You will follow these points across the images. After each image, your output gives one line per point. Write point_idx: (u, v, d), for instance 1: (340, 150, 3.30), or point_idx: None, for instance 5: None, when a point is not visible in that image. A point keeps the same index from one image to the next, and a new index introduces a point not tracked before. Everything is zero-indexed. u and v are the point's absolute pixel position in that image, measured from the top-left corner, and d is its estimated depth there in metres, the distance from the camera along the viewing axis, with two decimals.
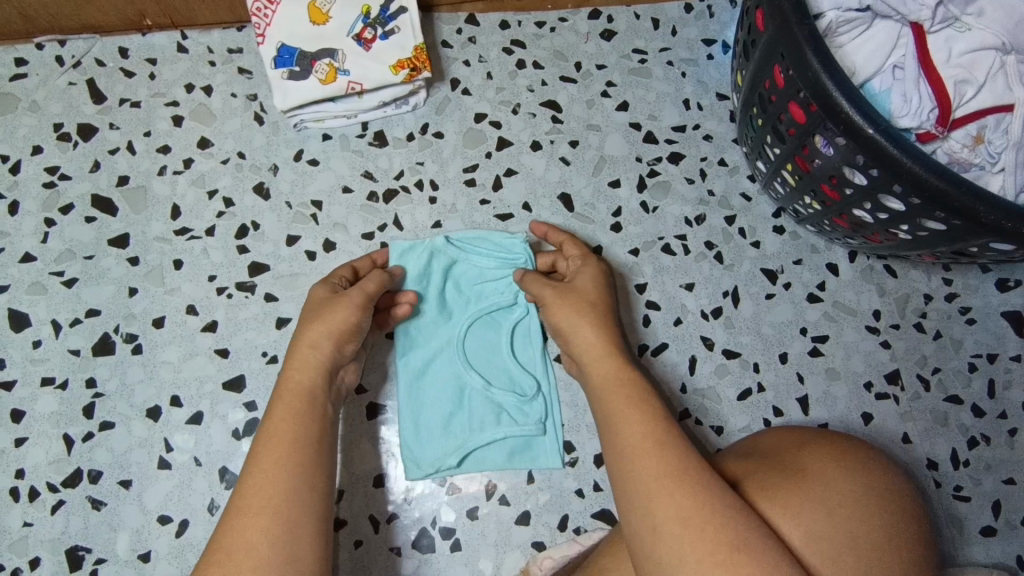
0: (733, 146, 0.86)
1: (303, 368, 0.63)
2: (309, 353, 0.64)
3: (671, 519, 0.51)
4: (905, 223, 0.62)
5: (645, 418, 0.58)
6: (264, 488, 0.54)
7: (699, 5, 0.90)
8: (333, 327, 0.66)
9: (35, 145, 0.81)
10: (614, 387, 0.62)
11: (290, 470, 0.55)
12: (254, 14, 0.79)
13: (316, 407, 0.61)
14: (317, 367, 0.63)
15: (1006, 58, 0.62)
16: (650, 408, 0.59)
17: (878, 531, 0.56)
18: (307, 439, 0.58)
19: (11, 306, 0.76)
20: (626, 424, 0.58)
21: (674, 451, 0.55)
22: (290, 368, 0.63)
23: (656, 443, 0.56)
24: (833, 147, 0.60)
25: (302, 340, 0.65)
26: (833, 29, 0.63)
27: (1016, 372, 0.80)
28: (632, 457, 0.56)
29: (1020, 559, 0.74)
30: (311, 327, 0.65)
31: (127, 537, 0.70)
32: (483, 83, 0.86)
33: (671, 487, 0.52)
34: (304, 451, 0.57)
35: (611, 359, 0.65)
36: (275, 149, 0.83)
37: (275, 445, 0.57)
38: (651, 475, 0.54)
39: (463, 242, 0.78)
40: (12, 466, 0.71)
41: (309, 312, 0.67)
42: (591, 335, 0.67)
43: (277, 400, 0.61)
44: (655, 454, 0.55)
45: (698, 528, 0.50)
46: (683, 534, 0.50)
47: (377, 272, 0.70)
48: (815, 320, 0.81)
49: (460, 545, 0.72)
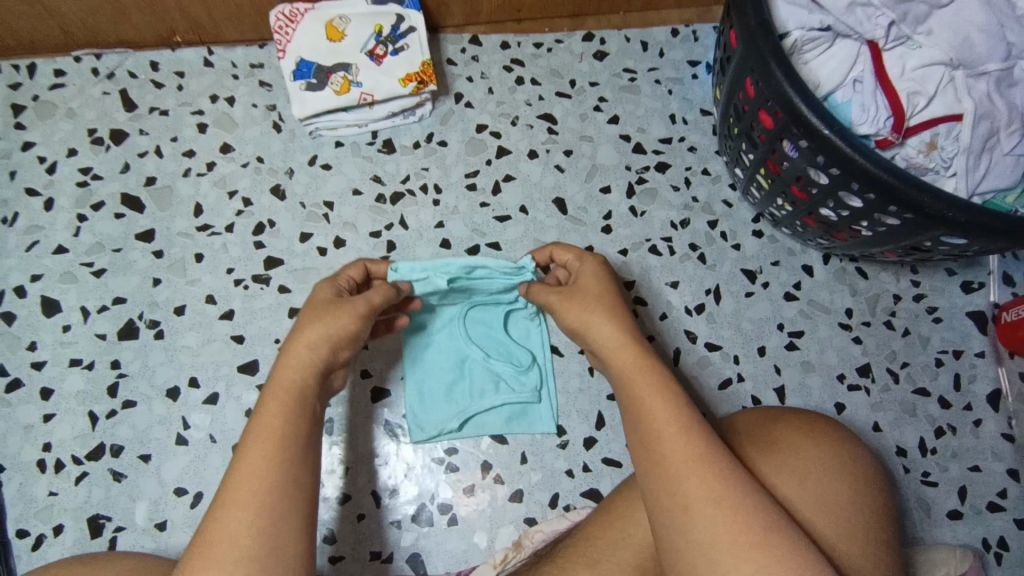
0: (716, 156, 0.93)
1: (297, 365, 0.59)
2: (305, 352, 0.60)
3: (704, 503, 0.53)
4: (865, 220, 0.68)
5: (670, 405, 0.57)
6: (253, 487, 0.51)
7: (685, 30, 0.98)
8: (332, 330, 0.62)
9: (70, 147, 0.88)
10: (636, 374, 0.60)
11: (285, 469, 0.52)
12: (276, 31, 0.86)
13: (304, 408, 0.57)
14: (310, 367, 0.59)
15: (955, 73, 0.67)
16: (673, 393, 0.59)
17: (847, 493, 0.60)
18: (301, 437, 0.55)
19: (43, 293, 0.82)
20: (651, 411, 0.58)
21: (698, 436, 0.56)
22: (281, 366, 0.59)
23: (683, 428, 0.56)
24: (798, 150, 0.67)
25: (298, 336, 0.61)
26: (799, 47, 0.69)
27: (979, 368, 0.86)
28: (660, 446, 0.56)
29: (984, 541, 0.79)
30: (310, 324, 0.61)
31: (145, 507, 0.75)
32: (485, 97, 0.93)
33: (701, 472, 0.54)
34: (297, 453, 0.54)
35: (635, 348, 0.62)
36: (291, 154, 0.89)
37: (268, 442, 0.53)
38: (680, 463, 0.54)
39: (465, 274, 0.76)
40: (40, 439, 0.77)
41: (309, 312, 0.63)
42: (610, 328, 0.64)
43: (266, 395, 0.56)
44: (685, 440, 0.55)
45: (725, 514, 0.52)
46: (716, 516, 0.52)
47: (383, 285, 0.68)
48: (791, 317, 0.86)
49: (457, 519, 0.77)
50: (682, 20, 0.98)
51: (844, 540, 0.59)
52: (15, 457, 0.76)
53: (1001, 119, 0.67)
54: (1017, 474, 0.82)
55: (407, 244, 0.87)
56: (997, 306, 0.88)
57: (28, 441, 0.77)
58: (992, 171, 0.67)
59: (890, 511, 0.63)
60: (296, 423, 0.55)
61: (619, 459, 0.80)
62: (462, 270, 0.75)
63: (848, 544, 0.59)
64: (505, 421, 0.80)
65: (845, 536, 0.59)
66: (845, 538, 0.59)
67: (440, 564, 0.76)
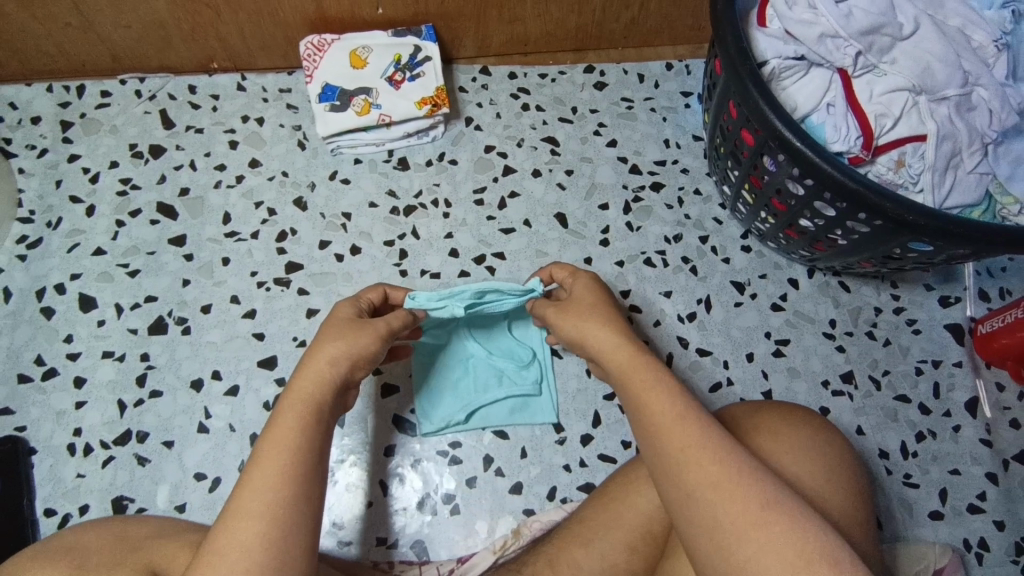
0: (707, 178, 1.00)
1: (316, 378, 0.60)
2: (326, 367, 0.61)
3: (702, 487, 0.52)
4: (838, 228, 0.75)
5: (665, 397, 0.58)
6: (263, 495, 0.51)
7: (678, 64, 1.06)
8: (350, 346, 0.63)
9: (112, 160, 0.96)
10: (636, 370, 0.61)
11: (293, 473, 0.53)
12: (305, 59, 0.95)
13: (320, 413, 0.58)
14: (328, 381, 0.60)
15: (918, 98, 0.74)
16: (674, 386, 0.59)
17: (824, 468, 0.64)
18: (314, 444, 0.55)
19: (81, 291, 0.89)
20: (651, 400, 0.58)
21: (700, 422, 0.56)
22: (300, 377, 0.60)
23: (679, 416, 0.56)
24: (777, 164, 0.74)
25: (318, 350, 0.62)
26: (777, 74, 0.76)
27: (957, 377, 0.90)
28: (663, 432, 0.56)
29: (965, 541, 0.83)
30: (333, 341, 0.63)
31: (166, 489, 0.81)
32: (493, 121, 1.01)
33: (698, 454, 0.54)
34: (309, 466, 0.54)
35: (635, 350, 0.63)
36: (314, 169, 0.96)
37: (279, 447, 0.54)
38: (684, 447, 0.54)
39: (478, 299, 0.77)
40: (71, 425, 0.83)
41: (331, 329, 0.65)
42: (611, 333, 0.65)
43: (285, 406, 0.57)
44: (688, 425, 0.56)
45: (730, 492, 0.52)
46: (715, 499, 0.52)
47: (401, 312, 0.71)
48: (778, 326, 0.92)
49: (459, 509, 0.82)
50: (676, 55, 1.07)
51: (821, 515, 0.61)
52: (48, 440, 0.82)
53: (963, 139, 0.73)
54: (995, 478, 0.86)
55: (418, 253, 0.93)
56: (973, 320, 0.93)
57: (60, 426, 0.83)
58: (957, 186, 0.74)
59: (863, 503, 0.65)
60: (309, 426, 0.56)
61: (614, 456, 0.84)
62: (475, 293, 0.77)
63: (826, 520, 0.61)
64: (507, 414, 0.85)
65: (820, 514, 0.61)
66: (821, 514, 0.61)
67: (443, 551, 0.80)
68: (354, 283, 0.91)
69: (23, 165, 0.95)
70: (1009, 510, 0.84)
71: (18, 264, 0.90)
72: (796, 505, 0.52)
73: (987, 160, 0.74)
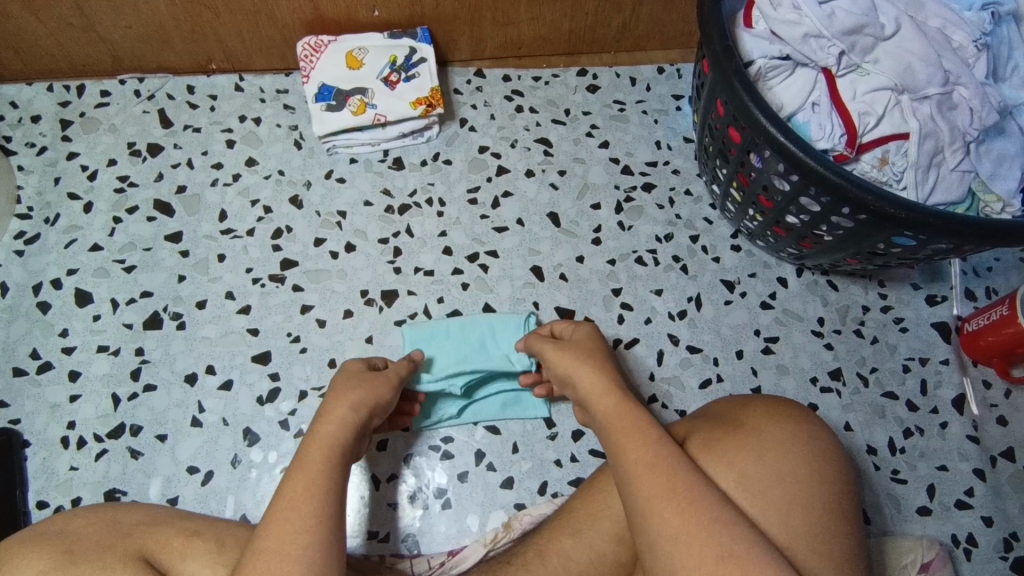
0: (698, 179, 1.01)
1: (337, 424, 0.65)
2: (345, 412, 0.66)
3: (664, 539, 0.55)
4: (823, 224, 0.76)
5: (638, 445, 0.60)
6: (289, 533, 0.54)
7: (670, 68, 1.08)
8: (365, 391, 0.69)
9: (110, 158, 0.97)
10: (618, 415, 0.64)
11: (317, 499, 0.57)
12: (302, 60, 0.97)
13: (339, 448, 0.62)
14: (347, 425, 0.65)
15: (901, 97, 0.76)
16: (654, 430, 0.62)
17: (806, 468, 0.64)
18: (337, 480, 0.59)
19: (78, 286, 0.90)
20: (629, 446, 0.61)
21: (672, 468, 0.58)
22: (322, 423, 0.64)
23: (649, 465, 0.59)
24: (763, 161, 0.75)
25: (338, 398, 0.67)
26: (763, 74, 0.78)
27: (944, 374, 0.91)
28: (636, 479, 0.58)
29: (953, 537, 0.83)
30: (350, 390, 0.68)
31: (159, 482, 0.81)
32: (487, 122, 1.02)
33: (663, 506, 0.56)
34: (331, 501, 0.57)
35: (620, 396, 0.66)
36: (309, 168, 0.98)
37: (302, 494, 0.57)
38: (653, 495, 0.57)
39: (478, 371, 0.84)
40: (66, 418, 0.84)
41: (345, 380, 0.70)
42: (598, 379, 0.69)
43: (307, 451, 0.61)
44: (660, 473, 0.58)
45: (691, 543, 0.54)
46: (675, 551, 0.54)
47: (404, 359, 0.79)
48: (767, 324, 0.93)
49: (451, 503, 0.82)
50: (667, 59, 1.08)
51: (798, 518, 0.62)
52: (41, 433, 0.83)
53: (944, 138, 0.75)
54: (983, 474, 0.86)
55: (412, 251, 0.94)
56: (960, 319, 0.94)
57: (54, 419, 0.84)
58: (940, 184, 0.75)
59: (850, 498, 0.66)
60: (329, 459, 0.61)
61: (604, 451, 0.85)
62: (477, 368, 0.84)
63: (803, 525, 0.62)
64: (500, 408, 0.86)
65: (798, 517, 0.62)
66: (799, 518, 0.62)
67: (433, 544, 0.80)
68: (348, 279, 0.92)
69: (22, 163, 0.96)
70: (997, 506, 0.85)
71: (15, 259, 0.91)
72: (756, 552, 0.54)
73: (969, 158, 0.76)
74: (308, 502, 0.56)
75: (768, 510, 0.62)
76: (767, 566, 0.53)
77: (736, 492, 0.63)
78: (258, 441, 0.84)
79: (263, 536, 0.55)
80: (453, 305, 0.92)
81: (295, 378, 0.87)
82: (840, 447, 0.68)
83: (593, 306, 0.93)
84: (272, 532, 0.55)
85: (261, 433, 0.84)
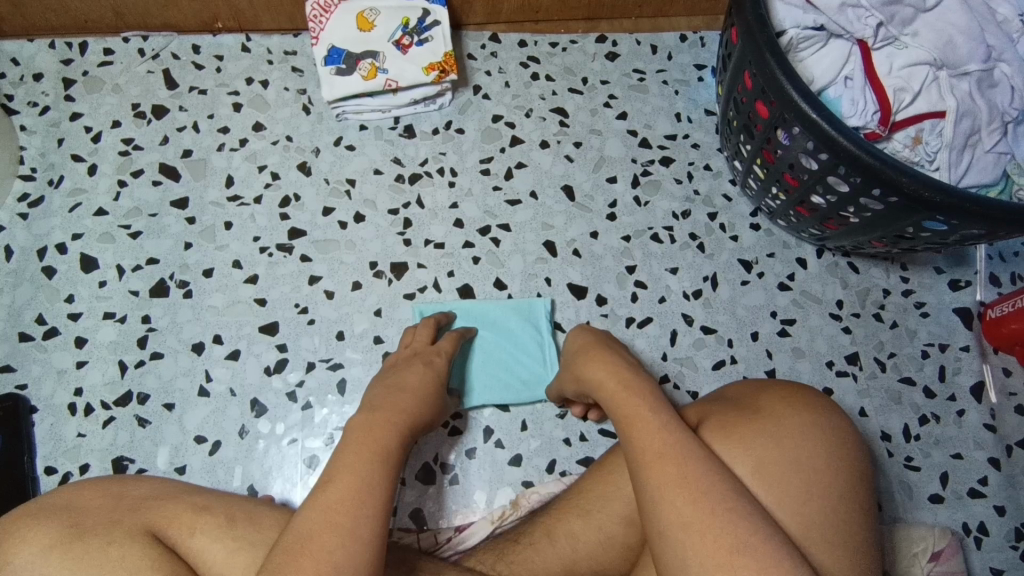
0: (719, 153, 0.98)
1: (410, 405, 0.68)
2: (420, 400, 0.69)
3: (675, 528, 0.54)
4: (851, 205, 0.74)
5: (651, 433, 0.59)
6: (351, 485, 0.55)
7: (693, 36, 1.04)
8: (438, 393, 0.73)
9: (114, 119, 0.94)
10: (623, 401, 0.64)
11: (375, 475, 0.57)
12: (311, 19, 0.93)
13: (408, 438, 0.64)
14: (415, 408, 0.68)
15: (939, 73, 0.72)
16: (662, 417, 0.61)
17: (824, 455, 0.63)
18: (396, 446, 0.61)
19: (83, 251, 0.89)
20: (638, 434, 0.60)
21: (683, 457, 0.57)
22: (403, 400, 0.68)
23: (661, 452, 0.57)
24: (791, 138, 0.72)
25: (418, 387, 0.71)
26: (794, 45, 0.74)
27: (964, 361, 0.89)
28: (646, 467, 0.57)
29: (965, 525, 0.82)
30: (422, 384, 0.72)
31: (167, 452, 0.81)
32: (502, 90, 0.98)
33: (674, 494, 0.55)
34: (382, 463, 0.58)
35: (626, 379, 0.67)
36: (318, 135, 0.95)
37: (365, 453, 0.59)
38: (664, 482, 0.56)
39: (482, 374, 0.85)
40: (73, 385, 0.83)
41: (419, 372, 0.73)
42: (606, 363, 0.70)
43: (374, 417, 0.64)
44: (669, 460, 0.57)
45: (702, 532, 0.52)
46: (684, 538, 0.53)
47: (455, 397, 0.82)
48: (784, 306, 0.91)
49: (457, 479, 0.82)
50: (690, 27, 1.04)
51: (815, 507, 0.61)
52: (48, 399, 0.83)
53: (982, 117, 0.71)
54: (998, 463, 0.85)
55: (423, 222, 0.92)
56: (983, 304, 0.92)
57: (61, 385, 0.83)
58: (974, 166, 0.71)
59: (867, 490, 0.64)
60: (402, 444, 0.62)
61: (613, 430, 0.84)
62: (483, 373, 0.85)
63: (818, 514, 0.61)
64: (502, 389, 0.84)
65: (813, 506, 0.61)
66: (814, 508, 0.61)
67: (439, 520, 0.80)
68: (357, 250, 0.90)
69: (24, 122, 0.93)
70: (1010, 495, 0.84)
71: (19, 222, 0.89)
72: (767, 543, 0.52)
73: (1006, 140, 0.73)
74: (369, 480, 0.56)
75: (782, 498, 0.61)
76: (781, 558, 0.51)
77: (753, 480, 0.62)
78: (266, 412, 0.83)
79: (327, 487, 0.55)
80: (464, 280, 0.90)
81: (303, 349, 0.86)
82: (860, 434, 0.67)
83: (605, 284, 0.91)
84: (334, 488, 0.55)
85: (269, 404, 0.83)
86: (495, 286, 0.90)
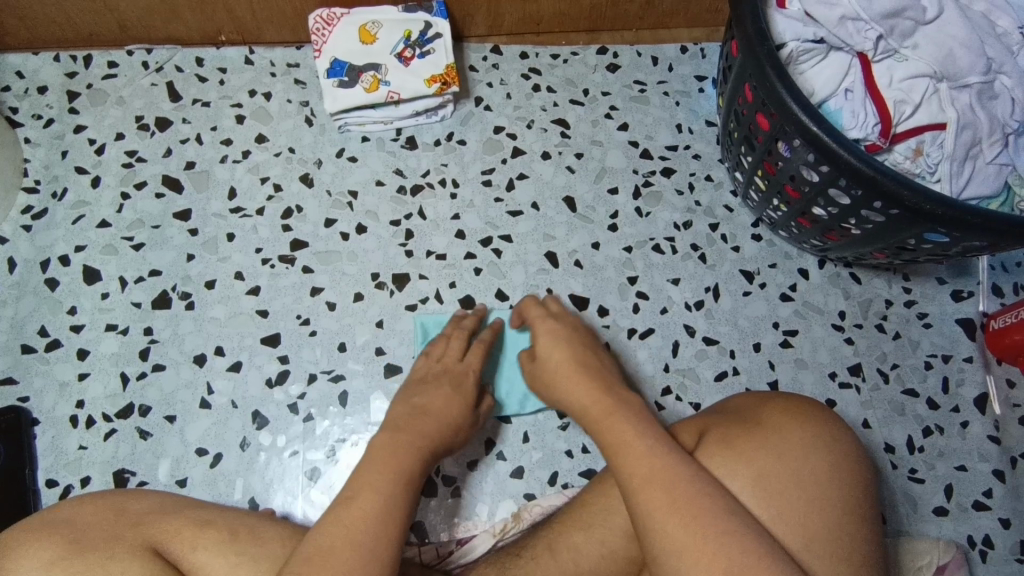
0: (720, 164, 0.98)
1: (427, 425, 0.68)
2: (439, 420, 0.69)
3: (669, 553, 0.53)
4: (852, 217, 0.74)
5: (638, 456, 0.59)
6: (370, 503, 0.55)
7: (693, 48, 1.04)
8: (466, 416, 0.73)
9: (118, 132, 0.95)
10: (607, 425, 0.63)
11: (391, 493, 0.57)
12: (314, 32, 0.94)
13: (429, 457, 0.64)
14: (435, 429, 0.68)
15: (939, 85, 0.72)
16: (648, 440, 0.60)
17: (825, 469, 0.63)
18: (416, 464, 0.61)
19: (86, 263, 0.89)
20: (625, 459, 0.59)
21: (674, 480, 0.56)
22: (424, 421, 0.68)
23: (650, 477, 0.57)
24: (791, 150, 0.73)
25: (440, 408, 0.71)
26: (794, 57, 0.74)
27: (967, 372, 0.89)
28: (636, 492, 0.57)
29: (970, 538, 0.82)
30: (445, 405, 0.72)
31: (168, 464, 0.81)
32: (503, 102, 0.99)
33: (668, 518, 0.54)
34: (399, 480, 0.58)
35: (604, 402, 0.66)
36: (320, 146, 0.95)
37: (385, 470, 0.59)
38: (656, 507, 0.55)
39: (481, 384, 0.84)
40: (74, 397, 0.83)
41: (445, 392, 0.73)
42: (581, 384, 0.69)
43: (393, 436, 0.64)
44: (659, 484, 0.56)
45: (697, 557, 0.52)
46: (680, 563, 0.53)
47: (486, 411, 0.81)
48: (786, 316, 0.91)
49: (459, 491, 0.81)
50: (691, 39, 1.05)
51: (816, 521, 0.61)
52: (50, 412, 0.83)
53: (983, 129, 0.71)
54: (1002, 475, 0.85)
55: (425, 233, 0.92)
56: (985, 315, 0.91)
57: (63, 398, 0.83)
58: (975, 177, 0.71)
59: (868, 502, 0.64)
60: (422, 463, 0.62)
61: None
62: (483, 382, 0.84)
63: (819, 528, 0.60)
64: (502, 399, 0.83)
65: (815, 521, 0.61)
66: (815, 522, 0.61)
67: (439, 532, 0.79)
68: (359, 262, 0.90)
69: (28, 135, 0.94)
70: (1014, 507, 0.84)
71: (22, 234, 0.90)
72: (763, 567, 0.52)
73: (1007, 151, 0.73)
74: (387, 499, 0.56)
75: (783, 513, 0.61)
76: None
77: (751, 495, 0.62)
78: (267, 424, 0.83)
79: (345, 504, 0.55)
80: (466, 290, 0.90)
81: (304, 361, 0.86)
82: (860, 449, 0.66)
83: (607, 295, 0.91)
84: (354, 505, 0.55)
85: (270, 416, 0.83)
86: (496, 297, 0.90)
